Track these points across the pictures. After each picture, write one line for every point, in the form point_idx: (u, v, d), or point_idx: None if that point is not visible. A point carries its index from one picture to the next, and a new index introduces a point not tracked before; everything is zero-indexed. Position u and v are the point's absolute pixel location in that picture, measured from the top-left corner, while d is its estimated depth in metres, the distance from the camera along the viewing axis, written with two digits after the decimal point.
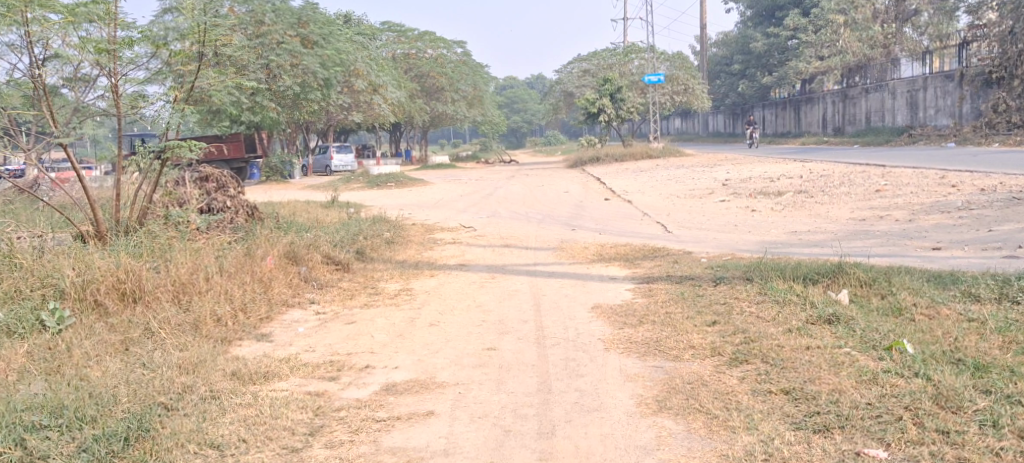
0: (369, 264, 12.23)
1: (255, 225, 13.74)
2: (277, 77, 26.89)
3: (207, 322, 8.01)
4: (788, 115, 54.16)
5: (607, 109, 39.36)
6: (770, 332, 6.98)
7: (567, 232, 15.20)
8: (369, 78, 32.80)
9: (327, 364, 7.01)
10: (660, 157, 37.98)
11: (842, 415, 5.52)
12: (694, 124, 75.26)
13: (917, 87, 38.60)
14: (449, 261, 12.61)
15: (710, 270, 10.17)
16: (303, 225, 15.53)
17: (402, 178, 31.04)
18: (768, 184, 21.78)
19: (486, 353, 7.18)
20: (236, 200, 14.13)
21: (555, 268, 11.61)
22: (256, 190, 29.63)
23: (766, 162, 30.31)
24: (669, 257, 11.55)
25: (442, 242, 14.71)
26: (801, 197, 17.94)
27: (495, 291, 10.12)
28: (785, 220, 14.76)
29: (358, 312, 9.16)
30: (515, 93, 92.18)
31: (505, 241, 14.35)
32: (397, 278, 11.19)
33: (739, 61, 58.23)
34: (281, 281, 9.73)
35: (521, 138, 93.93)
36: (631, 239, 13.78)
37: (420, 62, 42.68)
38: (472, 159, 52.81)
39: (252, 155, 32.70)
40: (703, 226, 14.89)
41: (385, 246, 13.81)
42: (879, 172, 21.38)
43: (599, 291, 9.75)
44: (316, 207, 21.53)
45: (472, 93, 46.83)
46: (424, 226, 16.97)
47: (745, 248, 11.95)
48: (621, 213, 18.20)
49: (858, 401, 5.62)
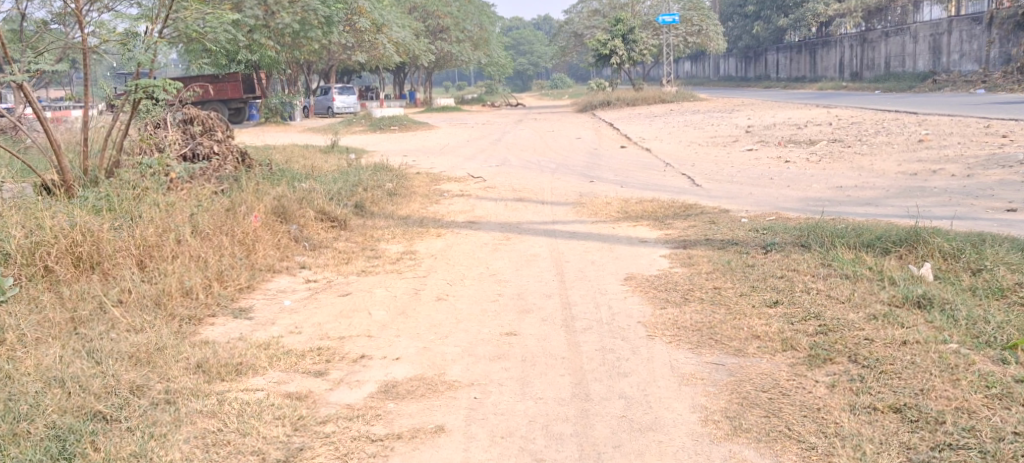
0: (368, 220, 10.98)
1: (244, 173, 12.54)
2: (275, 14, 25.63)
3: (174, 296, 6.81)
4: (802, 59, 52.49)
5: (619, 51, 37.80)
6: (848, 319, 5.75)
7: (585, 184, 13.94)
8: (373, 16, 31.27)
9: (314, 352, 5.80)
10: (674, 102, 36.56)
11: (985, 451, 4.35)
12: (705, 68, 73.37)
13: (941, 30, 37.10)
14: (457, 217, 11.34)
15: (756, 234, 8.91)
16: (298, 174, 14.25)
17: (406, 121, 29.70)
18: (796, 131, 20.49)
19: (506, 340, 5.96)
20: (224, 144, 12.90)
21: (577, 226, 10.36)
22: (254, 133, 28.36)
23: (786, 108, 28.92)
24: (703, 216, 10.30)
25: (449, 194, 13.46)
26: (836, 147, 16.63)
27: (510, 255, 8.89)
28: (823, 173, 13.48)
29: (356, 278, 7.95)
30: (522, 35, 90.21)
31: (518, 194, 13.07)
32: (399, 238, 9.93)
33: (754, 2, 56.35)
34: (268, 243, 8.52)
35: (527, 80, 92.18)
36: (657, 193, 12.53)
37: (425, 1, 41.07)
38: (478, 101, 51.33)
39: (251, 95, 31.56)
40: (733, 179, 13.62)
41: (387, 200, 12.55)
42: (913, 120, 20.02)
43: (631, 258, 8.51)
44: (315, 152, 20.28)
45: (479, 34, 45.18)
46: (429, 176, 15.68)
47: (787, 207, 10.70)
48: (639, 162, 16.94)
49: (1000, 428, 4.46)
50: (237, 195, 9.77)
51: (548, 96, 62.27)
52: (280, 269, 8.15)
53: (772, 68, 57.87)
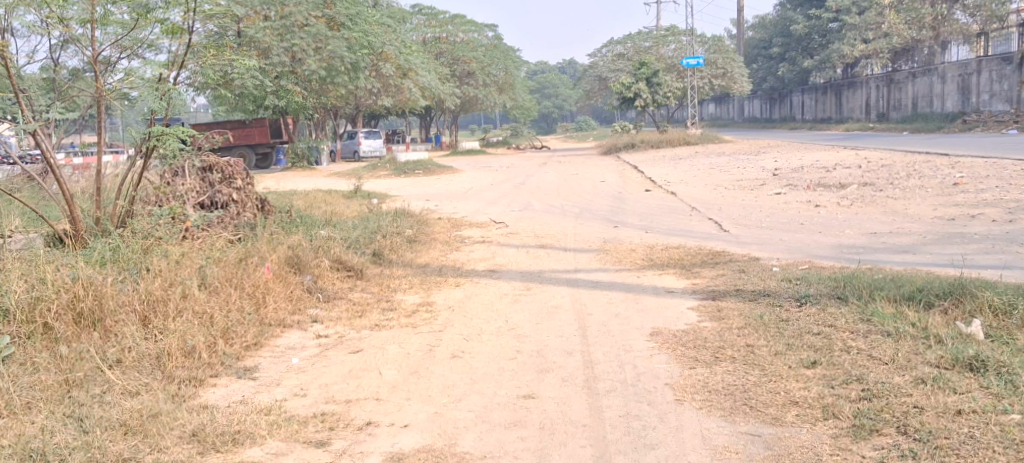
0: (385, 268, 10.63)
1: (262, 220, 12.21)
2: (301, 61, 25.68)
3: (174, 357, 6.36)
4: (828, 99, 52.08)
5: (644, 94, 37.59)
6: (896, 383, 5.33)
7: (609, 229, 13.56)
8: (399, 62, 31.28)
9: (318, 418, 5.41)
10: (700, 144, 36.22)
11: None
12: (730, 109, 73.01)
13: (970, 70, 36.62)
14: (477, 265, 10.98)
15: (789, 285, 8.48)
16: (316, 221, 13.97)
17: (430, 165, 29.51)
18: (826, 174, 20.05)
19: (523, 403, 5.54)
20: (243, 192, 12.55)
21: (601, 275, 9.97)
22: (278, 178, 28.27)
23: (815, 150, 28.48)
24: (732, 264, 9.88)
25: (469, 241, 13.11)
26: (867, 190, 16.16)
27: (530, 307, 8.49)
28: (856, 218, 13.02)
29: (369, 332, 7.57)
30: (547, 78, 90.38)
31: (540, 241, 12.69)
32: (415, 288, 9.56)
33: (779, 44, 56.09)
34: (280, 295, 8.13)
35: (553, 123, 92.27)
36: (684, 239, 12.13)
37: (450, 46, 41.14)
38: (503, 143, 51.21)
39: (277, 140, 31.53)
40: (763, 224, 13.19)
41: (406, 247, 12.20)
42: (946, 162, 19.52)
43: (657, 310, 8.08)
44: (337, 197, 20.06)
45: (503, 78, 45.16)
46: (450, 221, 15.35)
47: (820, 254, 10.25)
48: (666, 206, 16.57)
49: None
50: (250, 244, 9.42)
51: (573, 139, 62.13)
52: (291, 323, 7.76)
53: (797, 108, 57.49)
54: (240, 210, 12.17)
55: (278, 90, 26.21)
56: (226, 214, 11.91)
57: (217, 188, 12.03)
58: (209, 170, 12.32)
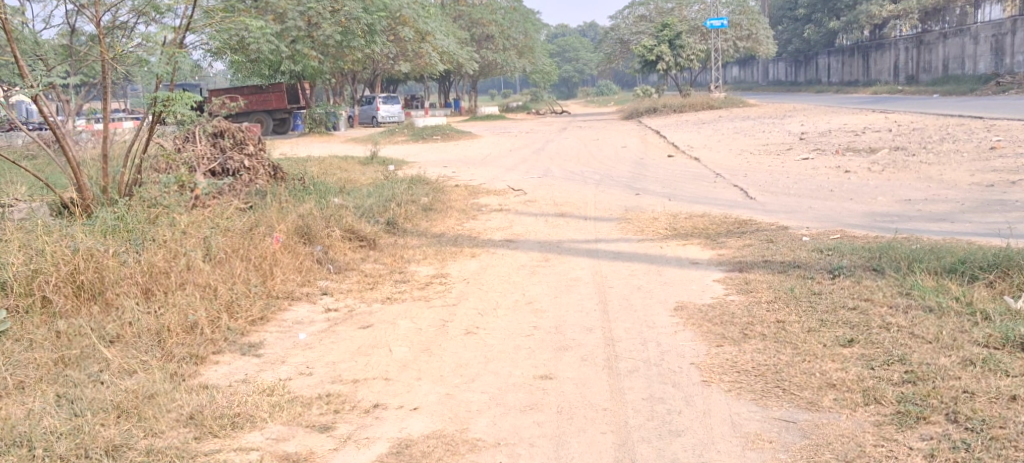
0: (400, 238, 10.31)
1: (275, 188, 11.91)
2: (318, 25, 25.62)
3: (175, 333, 6.04)
4: (855, 62, 51.20)
5: (666, 57, 36.97)
6: (942, 365, 5.00)
7: (632, 196, 13.18)
8: (418, 25, 30.82)
9: (322, 400, 5.10)
10: (723, 108, 35.60)
11: None
12: (754, 73, 71.97)
13: (1003, 31, 35.78)
14: (494, 234, 10.64)
15: (821, 257, 8.10)
16: (330, 188, 13.66)
17: (449, 130, 29.13)
18: (854, 138, 19.54)
19: (539, 384, 5.22)
20: (255, 158, 12.29)
21: (623, 245, 9.61)
22: (295, 143, 28.00)
23: (841, 114, 27.89)
24: (760, 234, 9.49)
25: (487, 209, 12.77)
26: (899, 155, 15.66)
27: (549, 279, 8.16)
28: (888, 184, 12.57)
29: (381, 306, 7.27)
30: (568, 41, 89.34)
31: (560, 209, 12.34)
32: (430, 258, 9.24)
33: (805, 5, 55.04)
34: (288, 266, 7.82)
35: (573, 88, 91.53)
36: (709, 207, 11.74)
37: (470, 9, 40.56)
38: (522, 108, 50.67)
39: (294, 105, 31.19)
40: (791, 191, 12.77)
41: (421, 216, 11.88)
42: (980, 125, 18.97)
43: (682, 283, 7.72)
44: (353, 164, 19.73)
45: (523, 41, 44.55)
46: (468, 189, 15.01)
47: (853, 223, 9.85)
48: (689, 172, 16.15)
49: None
50: (259, 212, 9.10)
51: (593, 103, 61.48)
52: (299, 296, 7.44)
53: (823, 71, 56.62)
54: (252, 177, 11.91)
55: (294, 54, 25.85)
56: (237, 181, 11.65)
57: (229, 153, 11.76)
58: (220, 135, 12.05)
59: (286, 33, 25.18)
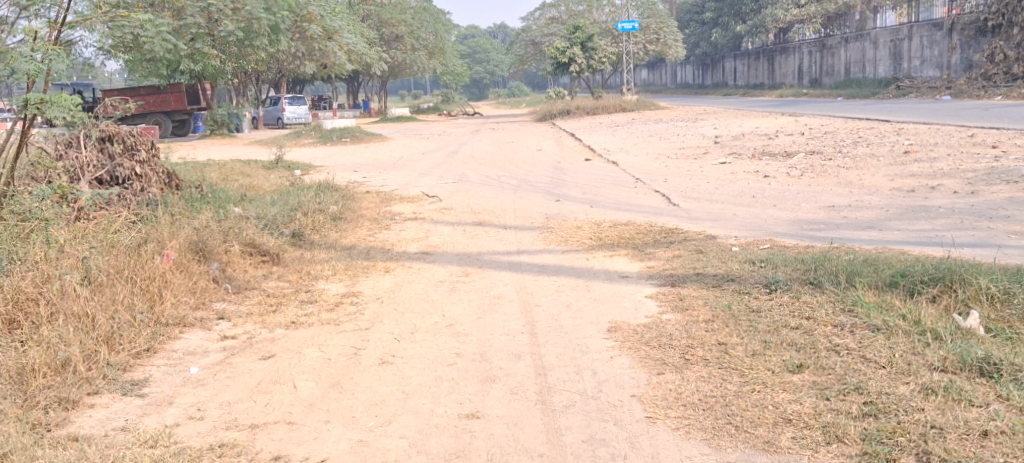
0: (307, 252, 9.64)
1: (169, 199, 11.05)
2: (218, 22, 24.58)
3: (41, 373, 5.25)
4: (761, 65, 51.93)
5: (578, 59, 36.77)
6: (901, 394, 4.72)
7: (551, 203, 12.73)
8: (325, 24, 29.95)
9: (215, 452, 4.57)
10: (634, 110, 35.53)
11: None
12: (663, 75, 72.50)
13: (900, 36, 36.53)
14: (409, 246, 10.04)
15: (754, 269, 7.70)
16: (232, 198, 12.89)
17: (358, 132, 28.34)
18: (768, 142, 19.47)
19: (464, 425, 4.79)
20: (146, 165, 11.49)
21: (546, 258, 9.11)
22: (196, 147, 26.89)
23: (751, 116, 28.00)
24: (689, 245, 9.09)
25: (400, 218, 12.15)
26: (815, 159, 15.54)
27: (469, 296, 7.58)
28: (809, 189, 12.36)
29: (285, 332, 6.63)
30: (478, 42, 88.75)
31: (477, 217, 11.80)
32: (340, 275, 8.60)
33: (712, 9, 55.54)
34: (180, 288, 7.14)
35: (483, 89, 91.18)
36: (631, 215, 11.35)
37: (379, 8, 39.76)
38: (434, 110, 49.99)
39: (196, 107, 30.00)
40: (712, 197, 12.46)
41: (329, 226, 11.22)
42: (889, 129, 19.06)
43: (612, 299, 7.24)
44: (257, 169, 18.87)
45: (434, 42, 43.82)
46: (379, 196, 14.37)
47: (780, 231, 9.54)
48: (607, 177, 15.80)
49: None
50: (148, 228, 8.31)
51: (504, 104, 61.16)
52: (192, 323, 6.80)
53: (730, 74, 57.35)
54: (143, 185, 11.12)
55: (194, 53, 24.79)
56: (127, 191, 10.85)
57: (118, 161, 10.94)
58: (109, 140, 11.20)
59: (184, 31, 24.16)
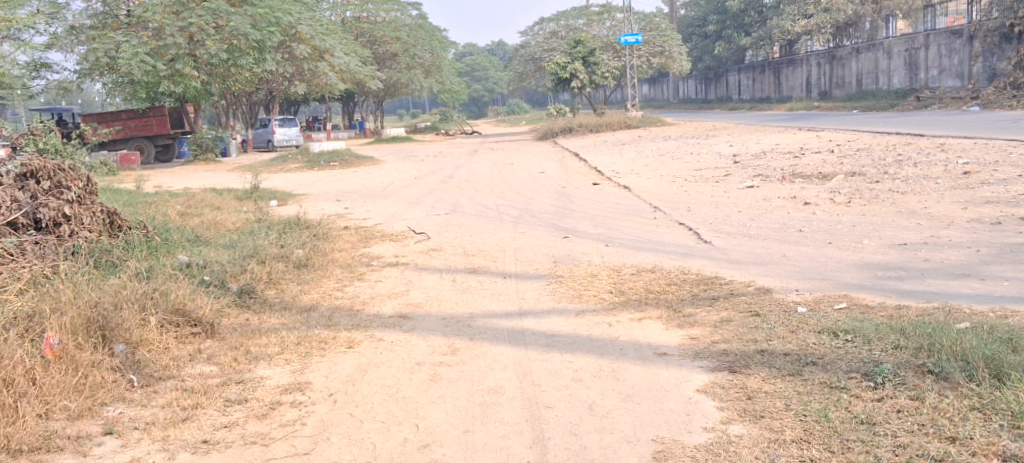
0: (252, 320, 7.73)
1: (103, 247, 9.02)
2: (200, 42, 22.79)
3: None
4: (766, 79, 50.21)
5: (579, 74, 34.98)
6: None
7: (558, 241, 10.76)
8: (315, 43, 28.05)
9: None
10: (640, 126, 33.68)
11: None
12: (665, 90, 70.64)
13: (916, 45, 34.68)
14: (384, 305, 8.03)
15: (843, 347, 5.68)
16: (184, 240, 11.02)
17: (347, 156, 26.38)
18: (795, 161, 17.58)
19: None
20: (80, 205, 9.45)
21: (556, 323, 7.09)
22: (175, 174, 25.00)
23: (768, 132, 26.13)
24: (740, 305, 7.07)
25: (378, 263, 10.16)
26: (858, 182, 13.54)
27: (452, 390, 5.60)
28: (865, 220, 10.42)
29: (190, 459, 4.97)
30: (477, 60, 86.81)
31: (470, 262, 9.82)
32: (286, 354, 6.64)
33: (714, 21, 53.54)
34: (58, 388, 5.53)
35: (483, 108, 89.62)
36: (656, 257, 9.37)
37: (373, 26, 38.05)
38: (432, 129, 48.11)
39: (180, 130, 28.25)
40: (749, 231, 10.54)
41: (292, 277, 9.31)
42: (930, 145, 17.15)
43: (652, 398, 5.23)
44: (228, 199, 17.06)
45: (430, 60, 41.80)
46: (358, 232, 12.43)
47: (847, 281, 7.57)
48: (621, 205, 13.90)
49: None
50: (33, 299, 6.47)
51: (505, 123, 59.53)
52: (59, 446, 5.12)
53: (734, 88, 55.68)
54: (74, 227, 9.05)
55: (174, 74, 23.02)
56: (49, 237, 8.75)
57: (39, 200, 8.87)
58: (32, 176, 9.23)
59: (163, 51, 22.52)
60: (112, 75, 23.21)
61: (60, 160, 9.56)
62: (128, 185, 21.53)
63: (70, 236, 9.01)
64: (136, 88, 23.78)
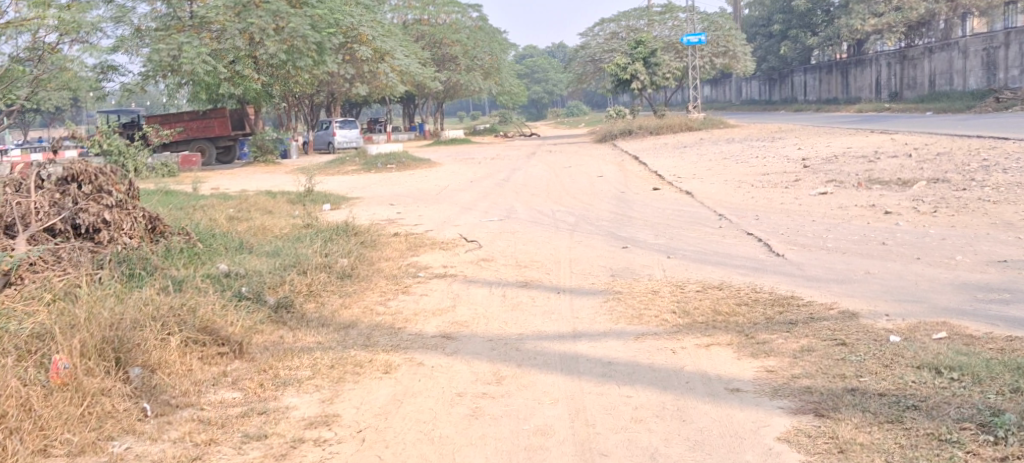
0: (285, 335, 7.12)
1: (144, 254, 8.36)
2: (259, 43, 22.47)
3: None
4: (833, 79, 48.77)
5: (641, 75, 34.11)
6: None
7: (618, 252, 10.04)
8: (376, 44, 27.60)
9: None
10: (703, 129, 32.67)
11: None
12: (728, 91, 69.31)
13: (995, 44, 33.20)
14: (428, 323, 7.41)
15: (953, 392, 4.92)
16: (227, 245, 10.48)
17: (404, 158, 25.91)
18: (870, 166, 16.64)
19: None
20: (122, 208, 8.85)
21: (614, 348, 6.38)
22: (233, 176, 24.74)
23: (838, 134, 25.06)
24: (822, 332, 6.32)
25: (425, 273, 9.51)
26: (942, 189, 12.63)
27: (500, 429, 5.02)
28: (955, 233, 9.59)
29: None
30: (536, 61, 86.11)
31: (523, 274, 9.16)
32: (318, 377, 6.02)
33: (780, 21, 52.14)
34: (58, 420, 5.15)
35: (542, 109, 88.87)
36: (725, 272, 8.61)
37: (433, 28, 37.60)
38: (490, 131, 47.54)
39: (241, 131, 28.03)
40: (827, 243, 9.73)
41: (333, 288, 8.72)
42: (1019, 149, 16.08)
43: (722, 453, 4.61)
44: (279, 202, 16.60)
45: (489, 61, 41.22)
46: (407, 239, 11.83)
47: (944, 305, 6.81)
48: (684, 212, 13.13)
49: None
50: (45, 315, 5.94)
51: (564, 125, 58.69)
52: None
53: (800, 89, 54.25)
54: (114, 233, 8.39)
55: (234, 76, 22.75)
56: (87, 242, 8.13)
57: (79, 205, 8.31)
58: (72, 180, 8.70)
59: (223, 53, 22.29)
60: (174, 77, 22.87)
61: (102, 162, 9.03)
62: (185, 186, 21.24)
63: (110, 241, 8.36)
64: (197, 90, 23.53)
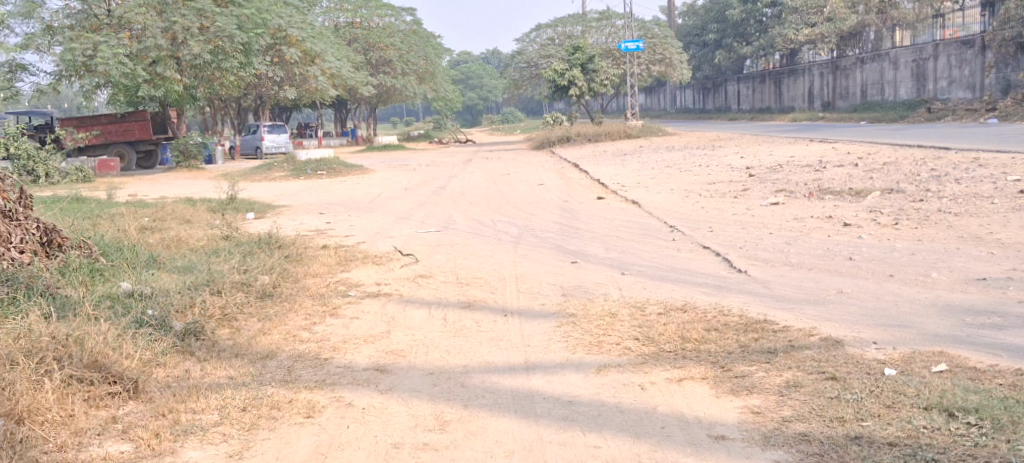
0: (191, 368, 6.18)
1: (32, 271, 7.35)
2: (183, 43, 21.24)
3: None
4: (767, 89, 48.92)
5: (578, 81, 33.51)
6: None
7: (567, 268, 9.25)
8: (306, 46, 26.51)
9: None
10: (642, 136, 32.14)
11: None
12: (663, 100, 69.38)
13: (924, 55, 33.30)
14: (360, 352, 6.52)
15: (978, 446, 4.36)
16: (133, 259, 9.43)
17: (335, 164, 24.84)
18: (818, 175, 16.17)
19: None
20: (11, 220, 7.84)
21: (573, 383, 5.58)
22: (153, 182, 23.42)
23: (778, 143, 24.67)
24: (807, 363, 5.59)
25: (354, 292, 8.60)
26: (899, 200, 12.13)
27: None
28: (923, 247, 9.03)
29: None
30: (470, 67, 85.28)
31: (465, 294, 8.31)
32: (228, 422, 5.14)
33: (714, 30, 52.06)
34: None
35: (477, 116, 88.04)
36: (686, 291, 7.86)
37: (366, 31, 36.60)
38: (425, 138, 46.54)
39: (163, 136, 26.68)
40: (791, 257, 9.06)
41: (252, 309, 7.77)
42: (967, 158, 15.74)
43: None
44: (199, 210, 15.49)
45: (424, 66, 40.23)
46: (336, 252, 10.89)
47: (934, 330, 6.17)
48: (633, 223, 12.40)
49: None
50: None
51: (499, 131, 57.92)
52: None
53: (733, 98, 54.37)
54: None
55: (155, 78, 21.46)
56: None
57: None
58: None
59: (143, 54, 21.01)
60: (90, 79, 21.46)
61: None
62: (99, 192, 19.90)
63: None
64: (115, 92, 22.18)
